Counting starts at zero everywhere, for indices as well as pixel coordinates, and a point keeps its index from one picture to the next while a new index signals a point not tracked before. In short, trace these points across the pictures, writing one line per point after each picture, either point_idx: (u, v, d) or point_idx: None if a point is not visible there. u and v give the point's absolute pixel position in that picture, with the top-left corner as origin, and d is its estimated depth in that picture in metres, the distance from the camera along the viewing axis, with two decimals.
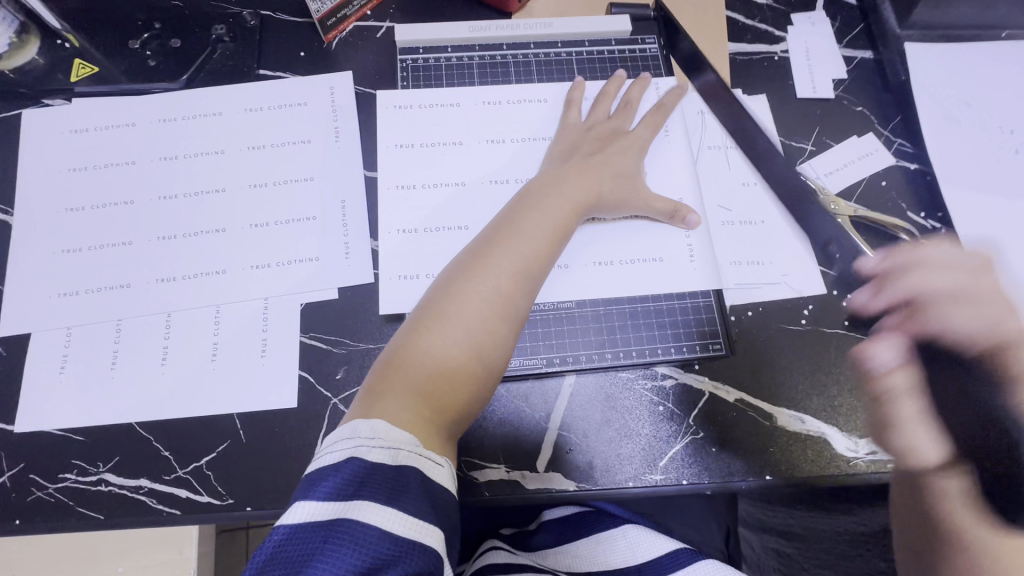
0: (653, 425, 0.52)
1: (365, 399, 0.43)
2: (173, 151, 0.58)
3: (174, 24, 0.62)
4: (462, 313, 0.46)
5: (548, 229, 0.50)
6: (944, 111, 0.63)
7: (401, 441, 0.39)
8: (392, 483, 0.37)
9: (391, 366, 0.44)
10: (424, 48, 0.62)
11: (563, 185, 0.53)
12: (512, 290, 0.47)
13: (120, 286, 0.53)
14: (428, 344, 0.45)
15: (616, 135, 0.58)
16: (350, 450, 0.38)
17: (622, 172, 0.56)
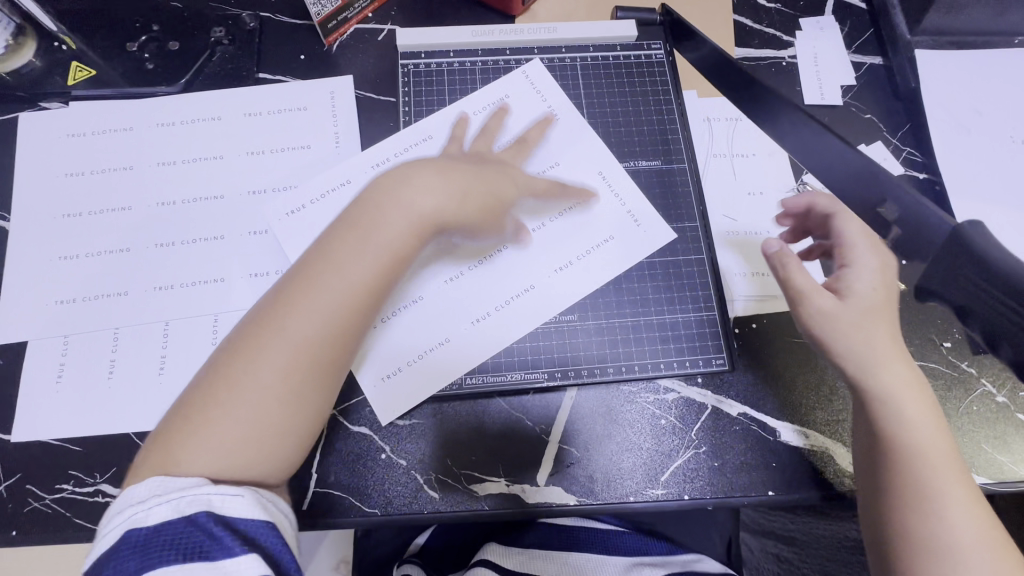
0: (655, 439, 0.52)
1: (157, 449, 0.40)
2: (171, 156, 0.57)
3: (171, 26, 0.61)
4: (261, 360, 0.41)
5: (368, 254, 0.45)
6: (954, 120, 0.62)
7: (183, 489, 0.38)
8: (183, 536, 0.36)
9: (171, 422, 0.41)
10: (425, 53, 0.61)
11: (401, 194, 0.47)
12: (320, 331, 0.43)
13: (117, 294, 0.53)
14: (223, 395, 0.41)
15: (495, 159, 0.54)
16: (125, 523, 0.36)
17: (494, 190, 0.52)
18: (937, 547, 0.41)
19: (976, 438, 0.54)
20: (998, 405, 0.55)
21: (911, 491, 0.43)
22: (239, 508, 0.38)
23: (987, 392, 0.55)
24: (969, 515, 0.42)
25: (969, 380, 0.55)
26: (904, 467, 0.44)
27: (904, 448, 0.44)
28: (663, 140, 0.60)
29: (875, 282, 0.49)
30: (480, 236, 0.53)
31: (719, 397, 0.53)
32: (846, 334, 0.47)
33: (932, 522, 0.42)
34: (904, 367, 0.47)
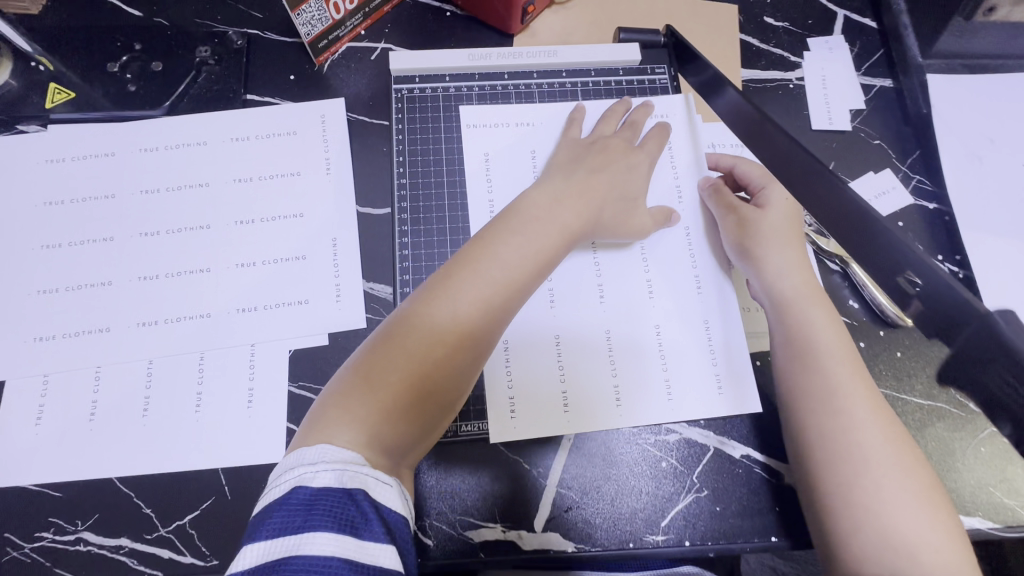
0: (655, 482, 0.50)
1: (335, 407, 0.41)
2: (155, 183, 0.55)
3: (155, 45, 0.58)
4: (440, 324, 0.43)
5: (531, 255, 0.47)
6: (965, 147, 0.60)
7: (348, 461, 0.39)
8: (343, 509, 0.37)
9: (349, 383, 0.42)
10: (420, 77, 0.59)
11: (554, 207, 0.50)
12: (477, 316, 0.44)
13: (99, 330, 0.51)
14: (404, 355, 0.43)
15: (625, 149, 0.55)
16: (295, 480, 0.38)
17: (625, 193, 0.54)
18: (850, 450, 0.46)
19: (984, 480, 0.52)
20: (1007, 446, 0.53)
21: (824, 400, 0.48)
22: (388, 495, 0.39)
23: (996, 432, 0.54)
24: (875, 422, 0.47)
25: (977, 420, 0.54)
26: (817, 378, 0.49)
27: (817, 360, 0.50)
28: (667, 164, 0.59)
29: (784, 205, 0.56)
30: (616, 234, 0.54)
31: (722, 439, 0.52)
32: (766, 250, 0.54)
33: (845, 429, 0.47)
34: (812, 287, 0.53)
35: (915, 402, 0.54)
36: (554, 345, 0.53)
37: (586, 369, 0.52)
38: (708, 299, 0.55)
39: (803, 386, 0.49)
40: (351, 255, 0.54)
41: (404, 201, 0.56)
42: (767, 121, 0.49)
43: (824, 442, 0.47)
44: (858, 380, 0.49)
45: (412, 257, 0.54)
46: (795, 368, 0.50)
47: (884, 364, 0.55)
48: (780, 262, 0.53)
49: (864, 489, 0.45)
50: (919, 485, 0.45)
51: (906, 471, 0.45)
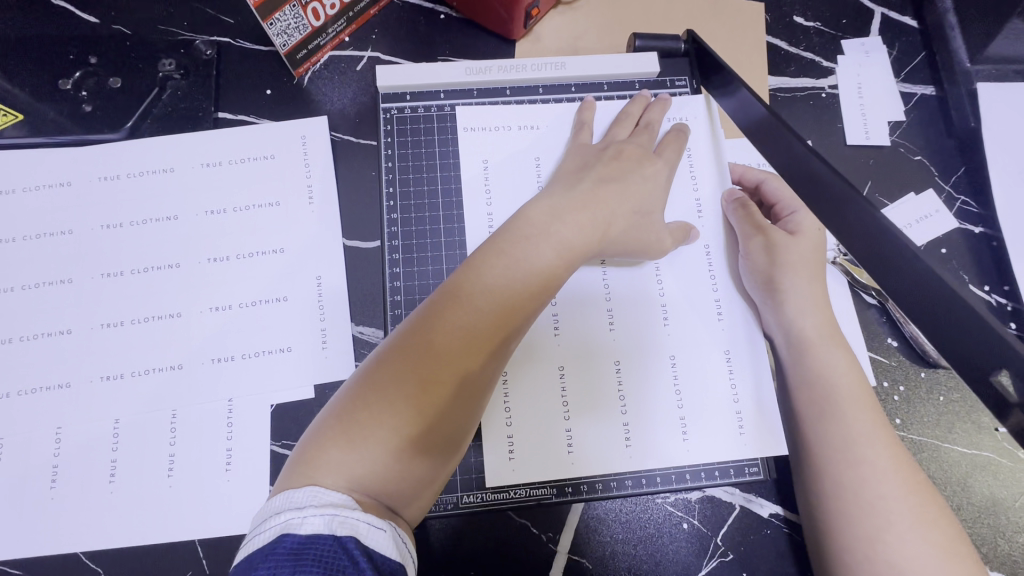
0: (675, 546, 0.46)
1: (315, 452, 0.37)
2: (117, 217, 0.49)
3: (114, 57, 0.52)
4: (430, 358, 0.38)
5: (527, 277, 0.40)
6: (1017, 164, 0.54)
7: (339, 505, 0.34)
8: (334, 559, 0.31)
9: (330, 424, 0.37)
10: (411, 93, 0.51)
11: (551, 221, 0.42)
12: (466, 350, 0.38)
13: (59, 386, 0.46)
14: (389, 396, 0.37)
15: (639, 156, 0.48)
16: (279, 527, 0.33)
17: (638, 206, 0.45)
18: (873, 505, 0.39)
19: None
20: None
21: (841, 448, 0.41)
22: (382, 542, 0.34)
23: None
24: (898, 474, 0.40)
25: None
26: (834, 423, 0.42)
27: (835, 406, 0.42)
28: (688, 176, 0.50)
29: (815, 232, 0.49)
30: (631, 253, 0.45)
31: (749, 497, 0.47)
32: (788, 276, 0.46)
33: (862, 478, 0.40)
34: (832, 326, 0.45)
35: (958, 451, 0.50)
36: (559, 380, 0.44)
37: (594, 415, 0.43)
38: (733, 326, 0.46)
39: (820, 432, 0.42)
40: (337, 293, 0.49)
41: (394, 238, 0.49)
42: (781, 123, 0.42)
43: (838, 492, 0.40)
44: (879, 426, 0.42)
45: (405, 303, 0.48)
46: (811, 413, 0.43)
47: (925, 409, 0.50)
48: (802, 291, 0.45)
49: (885, 546, 0.38)
50: (945, 545, 0.38)
51: (929, 524, 0.39)
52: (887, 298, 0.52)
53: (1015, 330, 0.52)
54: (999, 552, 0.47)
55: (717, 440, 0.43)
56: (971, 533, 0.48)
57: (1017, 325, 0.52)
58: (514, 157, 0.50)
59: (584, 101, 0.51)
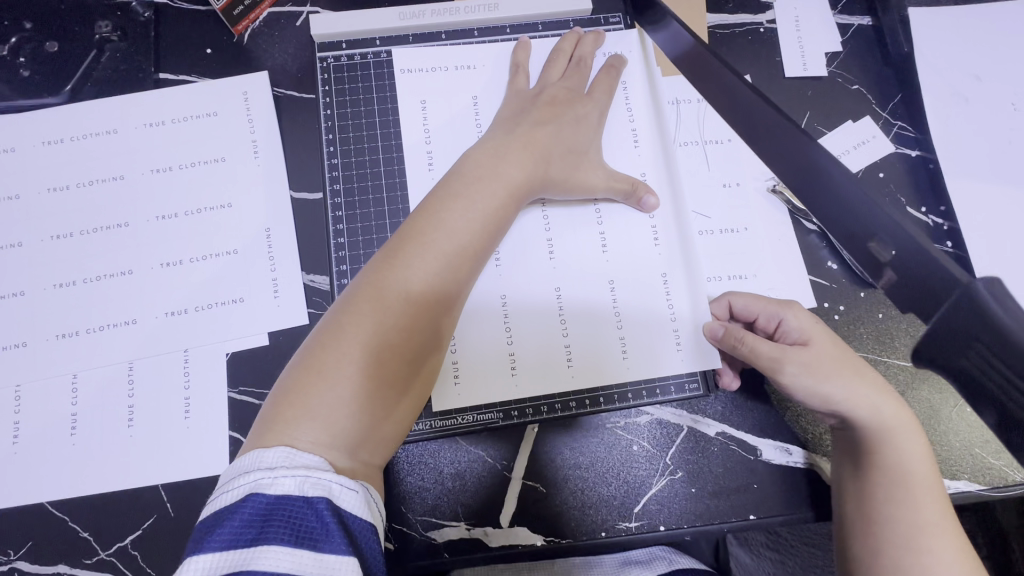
0: (628, 468, 0.48)
1: (284, 413, 0.36)
2: (64, 180, 0.50)
3: (49, 21, 0.52)
4: (393, 303, 0.39)
5: (480, 219, 0.43)
6: (951, 87, 0.56)
7: (311, 467, 0.34)
8: (304, 521, 0.32)
9: (296, 385, 0.37)
10: (347, 42, 0.53)
11: (494, 164, 0.45)
12: (433, 290, 0.41)
13: (16, 345, 0.47)
14: (354, 345, 0.38)
15: (572, 99, 0.50)
16: (249, 486, 0.33)
17: (572, 146, 0.48)
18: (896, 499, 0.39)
19: (970, 442, 0.50)
20: None
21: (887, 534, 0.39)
22: (355, 504, 0.35)
23: None
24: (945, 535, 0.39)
25: None
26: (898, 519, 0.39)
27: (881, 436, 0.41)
28: (623, 105, 0.53)
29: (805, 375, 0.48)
30: (570, 192, 0.48)
31: (695, 417, 0.48)
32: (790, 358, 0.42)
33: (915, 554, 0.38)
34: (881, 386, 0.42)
35: (898, 365, 0.51)
36: (502, 308, 0.48)
37: (532, 337, 0.48)
38: (668, 253, 0.50)
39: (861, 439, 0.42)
40: (286, 242, 0.50)
41: (336, 183, 0.51)
42: (715, 58, 0.44)
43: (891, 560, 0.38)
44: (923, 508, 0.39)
45: (348, 246, 0.50)
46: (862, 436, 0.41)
47: (865, 327, 0.52)
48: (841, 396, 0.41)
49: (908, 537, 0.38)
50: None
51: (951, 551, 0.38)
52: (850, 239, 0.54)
53: (951, 248, 0.54)
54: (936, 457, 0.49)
55: (653, 356, 0.48)
56: None
57: (953, 243, 0.54)
58: (450, 100, 0.52)
59: (520, 40, 0.52)
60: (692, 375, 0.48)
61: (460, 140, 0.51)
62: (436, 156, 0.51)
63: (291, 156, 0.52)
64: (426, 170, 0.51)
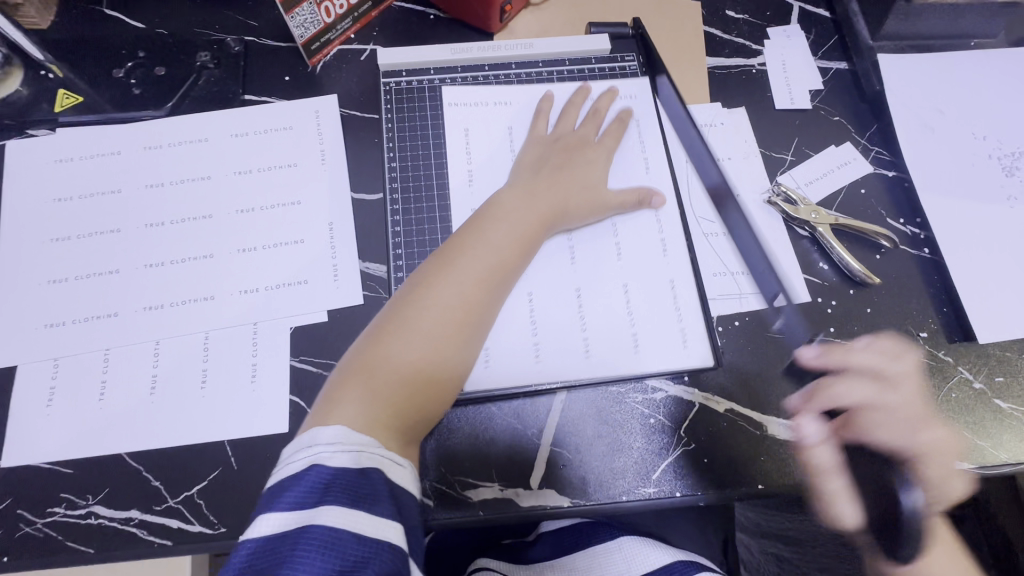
0: (645, 438, 0.52)
1: (339, 401, 0.43)
2: (160, 178, 0.58)
3: (158, 53, 0.62)
4: (431, 308, 0.46)
5: (516, 239, 0.52)
6: (918, 119, 0.65)
7: (363, 444, 0.40)
8: (360, 487, 0.37)
9: (350, 378, 0.44)
10: (406, 71, 0.63)
11: (526, 196, 0.54)
12: (475, 297, 0.48)
13: (107, 315, 0.53)
14: (402, 341, 0.45)
15: (582, 145, 0.59)
16: (311, 459, 0.38)
17: (584, 183, 0.57)
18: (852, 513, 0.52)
19: (959, 424, 0.55)
20: (975, 391, 0.56)
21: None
22: (402, 477, 0.41)
23: (964, 378, 0.57)
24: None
25: (946, 368, 0.57)
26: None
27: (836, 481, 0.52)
28: (636, 126, 0.62)
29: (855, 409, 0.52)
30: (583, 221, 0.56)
31: (704, 394, 0.54)
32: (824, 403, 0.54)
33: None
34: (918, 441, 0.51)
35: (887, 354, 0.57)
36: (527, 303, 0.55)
37: (552, 328, 0.54)
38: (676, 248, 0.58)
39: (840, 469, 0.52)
40: (346, 234, 0.57)
41: (393, 185, 0.59)
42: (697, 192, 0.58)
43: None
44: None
45: (403, 236, 0.57)
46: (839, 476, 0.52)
47: (856, 320, 0.58)
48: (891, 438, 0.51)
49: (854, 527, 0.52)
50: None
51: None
52: (895, 242, 0.60)
53: (928, 254, 0.61)
54: None
55: (667, 333, 0.55)
56: None
57: (929, 249, 0.61)
58: (497, 128, 0.61)
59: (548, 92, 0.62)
60: (699, 351, 0.55)
61: (502, 149, 0.60)
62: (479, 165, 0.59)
63: (354, 163, 0.60)
64: (471, 176, 0.59)
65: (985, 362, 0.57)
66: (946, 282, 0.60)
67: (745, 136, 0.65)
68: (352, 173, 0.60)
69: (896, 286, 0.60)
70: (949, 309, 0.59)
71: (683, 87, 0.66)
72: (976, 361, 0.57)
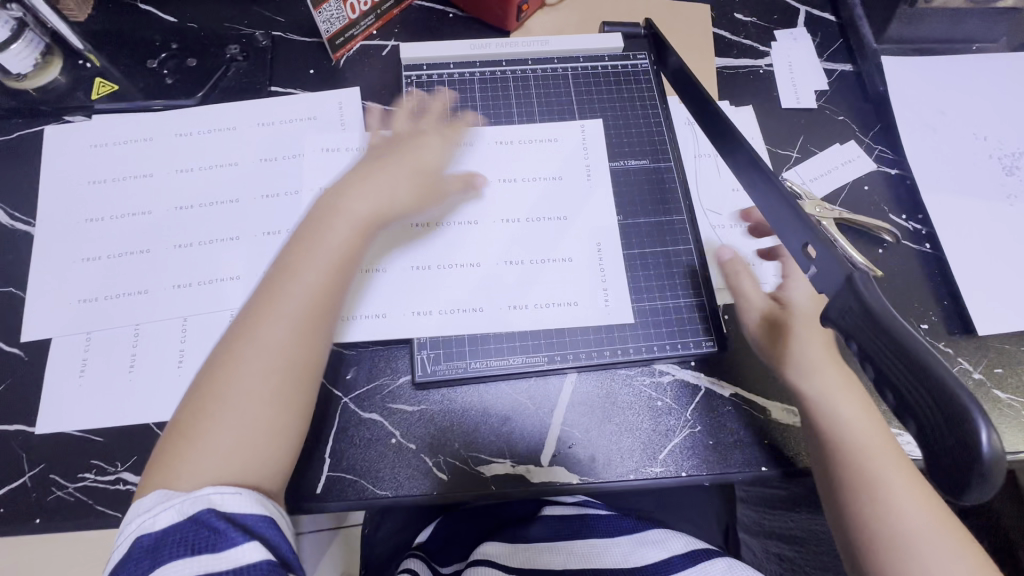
0: (653, 419, 0.54)
1: (166, 451, 0.41)
2: (189, 163, 0.61)
3: (190, 45, 0.65)
4: (277, 336, 0.44)
5: (325, 264, 0.47)
6: (921, 119, 0.67)
7: (179, 496, 0.39)
8: (193, 534, 0.37)
9: (188, 425, 0.42)
10: (427, 65, 0.65)
11: (334, 208, 0.49)
12: (297, 330, 0.45)
13: (137, 292, 0.55)
14: (231, 383, 0.43)
15: (416, 134, 0.56)
16: (130, 534, 0.37)
17: (419, 168, 0.54)
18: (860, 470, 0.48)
19: None
20: (975, 381, 0.58)
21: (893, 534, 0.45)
22: (240, 504, 0.39)
23: (964, 369, 0.58)
24: (927, 504, 0.45)
25: (947, 358, 0.58)
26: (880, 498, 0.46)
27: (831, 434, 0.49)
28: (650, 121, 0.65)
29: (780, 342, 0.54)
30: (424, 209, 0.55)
31: (713, 379, 0.56)
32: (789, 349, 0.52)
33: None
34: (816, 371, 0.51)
35: None
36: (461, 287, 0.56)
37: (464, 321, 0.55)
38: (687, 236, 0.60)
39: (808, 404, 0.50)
40: None
41: None
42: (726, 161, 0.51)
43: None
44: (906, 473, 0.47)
45: None
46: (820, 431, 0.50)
47: None
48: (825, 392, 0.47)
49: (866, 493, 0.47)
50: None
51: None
52: (897, 236, 0.62)
53: (930, 249, 0.63)
54: None
55: (678, 317, 0.57)
56: None
57: (932, 245, 0.63)
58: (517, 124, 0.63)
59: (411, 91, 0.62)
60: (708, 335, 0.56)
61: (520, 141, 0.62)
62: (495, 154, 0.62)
63: None
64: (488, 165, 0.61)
65: (985, 354, 0.59)
66: (948, 276, 0.61)
67: (752, 133, 0.67)
68: None
69: (898, 279, 0.62)
70: (950, 302, 0.61)
71: None
72: (976, 352, 0.59)
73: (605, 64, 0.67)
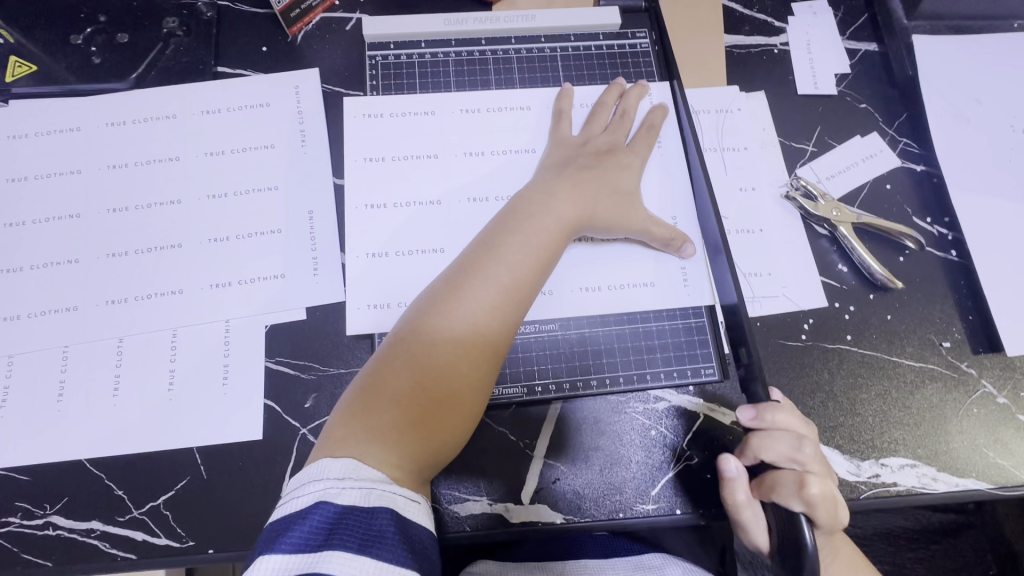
0: (646, 451, 0.49)
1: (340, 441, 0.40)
2: (122, 158, 0.53)
3: (121, 17, 0.57)
4: (461, 328, 0.43)
5: (535, 254, 0.46)
6: (953, 109, 0.59)
7: (375, 480, 0.37)
8: (369, 529, 0.34)
9: (356, 412, 0.41)
10: (395, 43, 0.58)
11: (550, 206, 0.48)
12: (492, 317, 0.43)
13: (66, 309, 0.49)
14: (405, 372, 0.41)
15: (615, 149, 0.54)
16: (319, 495, 0.35)
17: (617, 190, 0.51)
18: None
19: (979, 441, 0.51)
20: (998, 406, 0.53)
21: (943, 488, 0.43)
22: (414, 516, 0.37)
23: (988, 393, 0.53)
24: None
25: (969, 381, 0.53)
26: None
27: None
28: (646, 100, 0.58)
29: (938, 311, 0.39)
30: (613, 232, 0.51)
31: (712, 405, 0.50)
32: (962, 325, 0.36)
33: None
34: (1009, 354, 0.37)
35: (906, 364, 0.53)
36: (575, 294, 0.52)
37: (574, 337, 0.51)
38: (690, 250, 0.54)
39: None
40: (327, 222, 0.53)
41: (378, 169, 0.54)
42: None
43: None
44: None
45: (389, 222, 0.52)
46: None
47: (875, 326, 0.54)
48: None
49: None
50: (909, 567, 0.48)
51: None
52: (921, 243, 0.56)
53: (956, 257, 0.57)
54: (944, 455, 0.51)
55: (676, 339, 0.52)
56: (919, 437, 0.51)
57: (957, 252, 0.57)
58: (500, 112, 0.56)
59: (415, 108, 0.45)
60: (708, 362, 0.51)
61: (506, 128, 0.56)
62: (473, 146, 0.55)
63: (337, 144, 0.55)
64: (465, 156, 0.54)
65: (1010, 377, 0.53)
66: (975, 290, 0.55)
67: (764, 124, 0.60)
68: (334, 154, 0.55)
69: (920, 291, 0.55)
70: (975, 317, 0.55)
71: (700, 67, 0.61)
72: (1001, 375, 0.53)
73: (600, 42, 0.60)
